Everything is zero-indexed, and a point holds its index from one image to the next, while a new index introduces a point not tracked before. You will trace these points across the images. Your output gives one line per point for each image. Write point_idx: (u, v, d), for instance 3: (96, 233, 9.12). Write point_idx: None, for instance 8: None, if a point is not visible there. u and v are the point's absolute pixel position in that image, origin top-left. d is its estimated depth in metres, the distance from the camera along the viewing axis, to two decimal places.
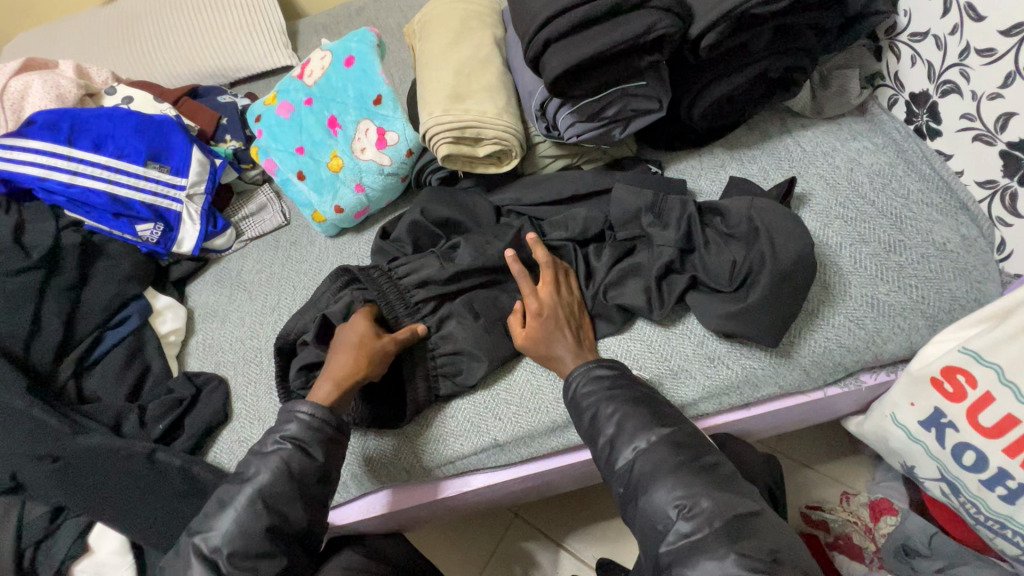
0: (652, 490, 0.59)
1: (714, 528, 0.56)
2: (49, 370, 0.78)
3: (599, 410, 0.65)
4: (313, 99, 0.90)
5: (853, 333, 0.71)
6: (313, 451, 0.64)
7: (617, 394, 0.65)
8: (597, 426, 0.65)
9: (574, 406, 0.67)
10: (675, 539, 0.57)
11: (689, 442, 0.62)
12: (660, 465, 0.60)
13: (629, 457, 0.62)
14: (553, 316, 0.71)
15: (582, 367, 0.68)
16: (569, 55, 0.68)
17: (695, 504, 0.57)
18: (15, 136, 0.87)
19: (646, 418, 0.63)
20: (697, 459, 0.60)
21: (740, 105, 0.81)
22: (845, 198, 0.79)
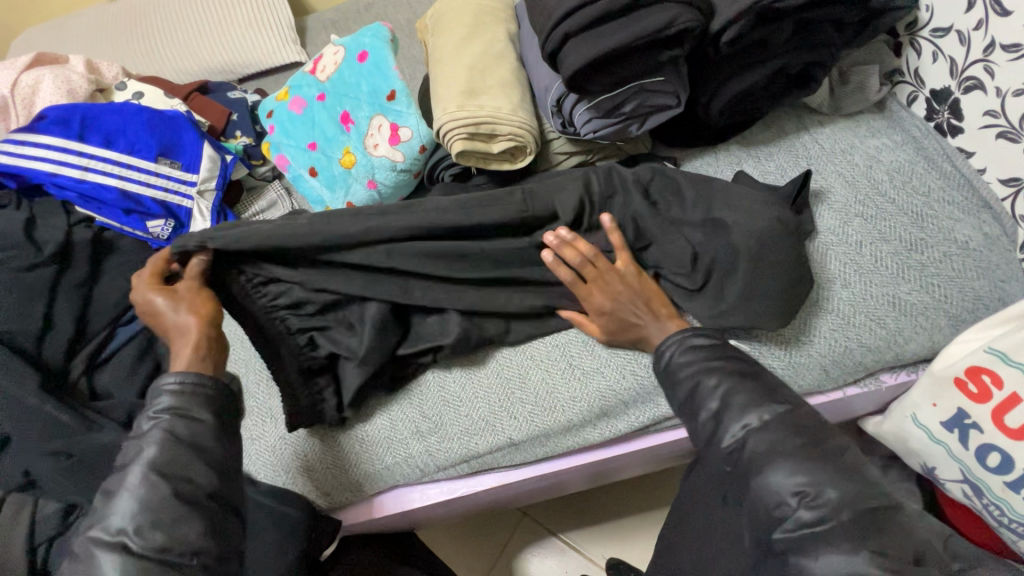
0: (764, 472, 0.51)
1: (841, 521, 0.47)
2: (61, 366, 0.78)
3: (701, 381, 0.58)
4: (326, 95, 0.90)
5: (874, 333, 0.71)
6: (196, 414, 0.58)
7: (719, 365, 0.58)
8: (698, 400, 0.57)
9: (668, 378, 0.61)
10: (794, 529, 0.49)
11: (811, 424, 0.53)
12: (776, 445, 0.51)
13: (737, 435, 0.54)
14: (619, 306, 0.69)
15: (673, 337, 0.62)
16: (588, 49, 0.67)
17: (821, 494, 0.48)
18: (26, 132, 0.87)
19: (758, 394, 0.55)
20: (819, 443, 0.51)
21: (759, 101, 0.80)
22: (865, 195, 0.78)
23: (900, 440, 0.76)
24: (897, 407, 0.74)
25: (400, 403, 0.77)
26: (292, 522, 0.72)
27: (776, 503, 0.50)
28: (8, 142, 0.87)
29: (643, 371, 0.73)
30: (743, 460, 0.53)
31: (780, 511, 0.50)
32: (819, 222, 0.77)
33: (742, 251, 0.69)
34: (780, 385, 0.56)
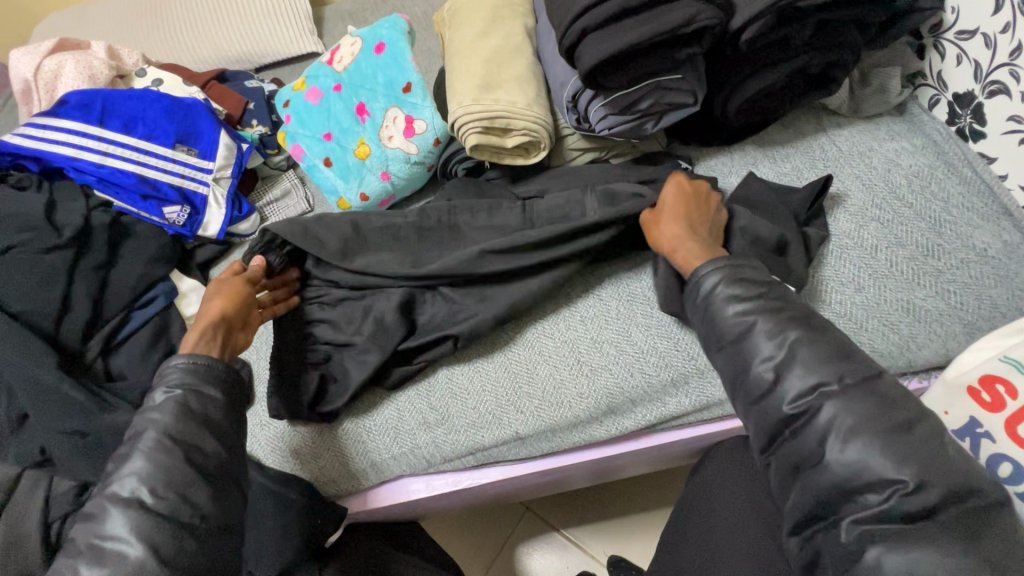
0: (850, 450, 0.51)
1: (939, 519, 0.48)
2: (78, 347, 0.79)
3: (756, 325, 0.58)
4: (342, 86, 0.90)
5: (887, 339, 0.70)
6: (207, 391, 0.60)
7: (777, 309, 0.58)
8: (753, 346, 0.57)
9: (714, 308, 0.61)
10: (877, 518, 0.49)
11: (898, 400, 0.52)
12: (862, 420, 0.51)
13: (808, 398, 0.54)
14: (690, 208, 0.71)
15: (717, 264, 0.62)
16: (606, 45, 0.67)
17: (918, 488, 0.48)
18: (48, 116, 0.89)
19: (827, 353, 0.55)
20: (906, 427, 0.51)
21: (777, 101, 0.79)
22: (881, 199, 0.77)
23: None
24: None
25: (407, 395, 0.77)
26: (300, 508, 0.73)
27: (861, 488, 0.50)
28: (31, 126, 0.89)
29: (651, 370, 0.73)
30: (817, 430, 0.53)
31: (862, 497, 0.50)
32: (834, 225, 0.77)
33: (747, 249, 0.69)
34: (848, 344, 0.56)
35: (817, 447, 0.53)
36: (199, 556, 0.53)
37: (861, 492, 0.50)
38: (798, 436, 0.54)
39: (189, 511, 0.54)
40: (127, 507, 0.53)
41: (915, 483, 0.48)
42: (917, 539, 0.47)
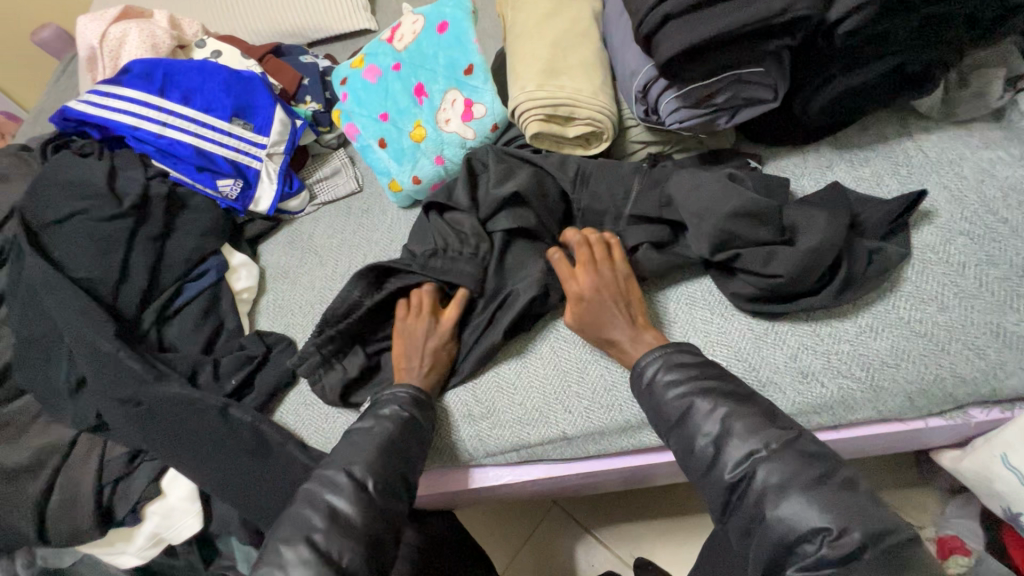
0: (783, 507, 0.52)
1: (865, 560, 0.47)
2: (135, 317, 0.80)
3: (696, 405, 0.60)
4: (401, 65, 0.87)
5: (971, 364, 0.65)
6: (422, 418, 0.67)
7: (711, 387, 0.60)
8: (694, 424, 0.60)
9: (655, 397, 0.63)
10: (814, 568, 0.49)
11: (818, 452, 0.55)
12: (789, 478, 0.53)
13: (743, 466, 0.56)
14: (600, 295, 0.69)
15: (654, 352, 0.64)
16: (688, 34, 0.63)
17: (845, 534, 0.49)
18: (111, 84, 0.90)
19: (757, 420, 0.57)
20: (830, 475, 0.52)
21: (863, 102, 0.74)
22: (973, 212, 0.72)
23: (982, 480, 0.73)
24: (984, 444, 0.71)
25: (453, 386, 0.76)
26: None
27: (797, 541, 0.51)
28: (94, 93, 0.89)
29: None
30: (755, 492, 0.54)
31: (801, 549, 0.51)
32: (917, 238, 0.71)
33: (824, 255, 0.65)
34: (772, 408, 0.59)
35: (755, 508, 0.54)
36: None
37: (798, 545, 0.50)
38: (740, 499, 0.56)
39: None
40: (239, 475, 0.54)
41: (838, 528, 0.49)
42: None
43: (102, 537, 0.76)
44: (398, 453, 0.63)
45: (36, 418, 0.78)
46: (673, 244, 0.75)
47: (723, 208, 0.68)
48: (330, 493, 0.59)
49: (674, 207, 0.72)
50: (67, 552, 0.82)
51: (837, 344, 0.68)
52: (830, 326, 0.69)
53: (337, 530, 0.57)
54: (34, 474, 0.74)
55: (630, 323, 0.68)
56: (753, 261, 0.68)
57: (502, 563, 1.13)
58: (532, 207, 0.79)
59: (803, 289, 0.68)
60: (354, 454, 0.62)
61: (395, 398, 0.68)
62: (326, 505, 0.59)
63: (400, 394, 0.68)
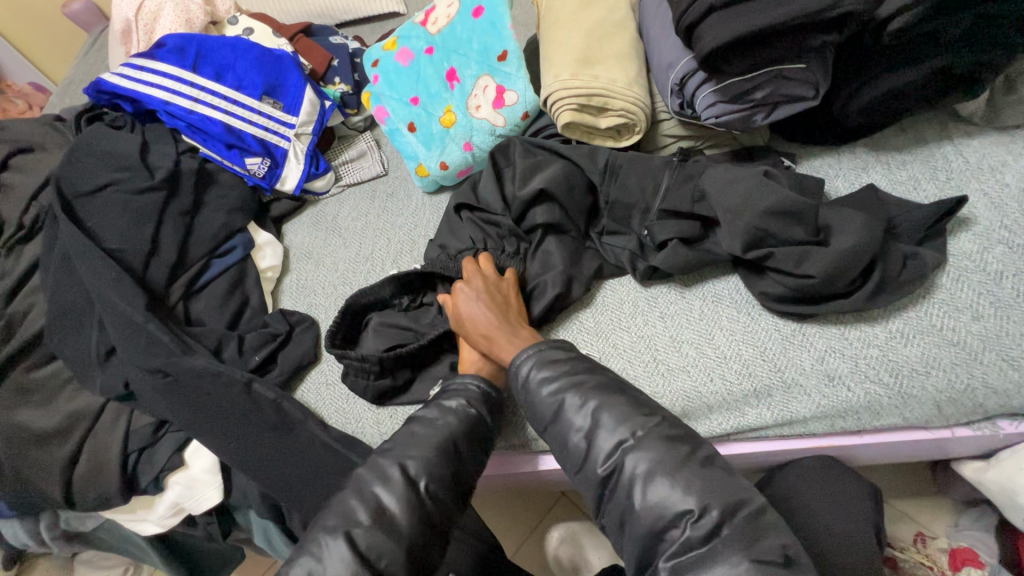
0: (650, 493, 0.55)
1: (723, 535, 0.52)
2: (162, 290, 0.81)
3: (566, 400, 0.62)
4: (434, 49, 0.87)
5: (1004, 375, 0.64)
6: (483, 412, 0.66)
7: (581, 381, 0.63)
8: (568, 419, 0.62)
9: (531, 394, 0.64)
10: (681, 549, 0.53)
11: (680, 434, 0.58)
12: (656, 464, 0.56)
13: (612, 457, 0.58)
14: (476, 296, 0.72)
15: (530, 350, 0.66)
16: (732, 26, 0.61)
17: (704, 514, 0.53)
18: (146, 58, 0.90)
19: (624, 409, 0.60)
20: (694, 452, 0.57)
21: (903, 104, 0.72)
22: (1014, 220, 0.70)
23: (1005, 492, 0.72)
24: (1009, 457, 0.71)
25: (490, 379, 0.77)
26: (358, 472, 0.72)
27: (665, 527, 0.54)
28: (128, 65, 0.90)
29: (732, 376, 0.70)
30: (625, 482, 0.57)
31: (669, 535, 0.55)
32: (954, 244, 0.70)
33: (860, 257, 0.63)
34: (642, 396, 0.62)
35: (627, 496, 0.57)
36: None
37: (665, 531, 0.54)
38: (612, 490, 0.58)
39: None
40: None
41: (699, 508, 0.53)
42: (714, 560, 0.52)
43: (125, 504, 0.77)
44: (453, 449, 0.63)
45: (65, 384, 0.79)
46: (703, 240, 0.75)
47: (756, 207, 0.67)
48: (380, 486, 0.60)
49: (710, 200, 0.71)
50: (89, 517, 0.83)
51: (865, 349, 0.67)
52: (859, 331, 0.68)
53: (378, 529, 0.58)
54: (62, 438, 0.75)
55: (503, 320, 0.70)
56: (786, 260, 0.67)
57: (510, 550, 1.14)
58: (564, 198, 0.78)
59: (835, 292, 0.67)
60: (410, 448, 0.62)
61: (463, 389, 0.67)
62: (370, 499, 0.59)
63: (470, 386, 0.68)
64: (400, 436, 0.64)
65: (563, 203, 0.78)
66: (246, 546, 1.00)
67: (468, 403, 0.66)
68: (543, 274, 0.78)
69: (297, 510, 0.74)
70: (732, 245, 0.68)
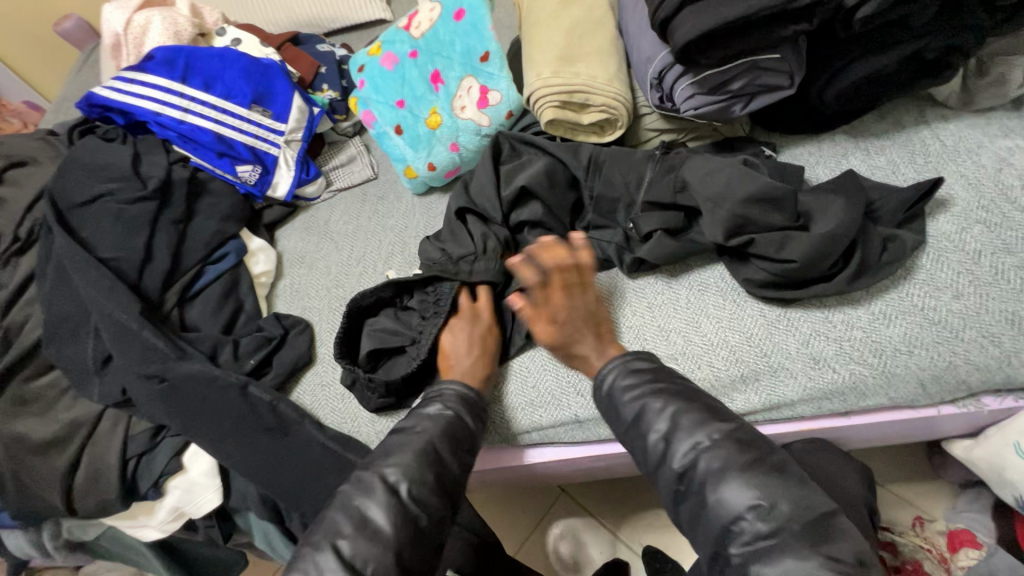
0: (722, 490, 0.56)
1: (792, 531, 0.52)
2: (158, 297, 0.83)
3: (647, 405, 0.63)
4: (418, 52, 0.88)
5: (985, 351, 0.65)
6: (463, 416, 0.67)
7: (664, 387, 0.64)
8: (646, 423, 0.62)
9: (615, 400, 0.66)
10: (751, 541, 0.54)
11: (752, 439, 0.59)
12: (727, 462, 0.57)
13: (688, 455, 0.59)
14: (573, 318, 0.71)
15: (614, 360, 0.67)
16: (704, 18, 0.63)
17: (774, 507, 0.54)
18: (136, 71, 0.92)
19: (702, 414, 0.61)
20: (765, 458, 0.57)
21: (880, 90, 0.73)
22: (990, 200, 0.71)
23: (994, 470, 0.73)
24: (996, 433, 0.71)
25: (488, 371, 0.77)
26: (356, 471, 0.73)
27: (734, 520, 0.55)
28: (119, 79, 0.92)
29: (719, 363, 0.71)
30: (698, 480, 0.58)
31: (738, 527, 0.55)
32: (933, 226, 0.71)
33: (838, 240, 0.65)
34: (717, 404, 0.62)
35: (699, 492, 0.58)
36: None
37: (734, 523, 0.55)
38: (685, 487, 0.59)
39: None
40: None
41: (768, 503, 0.54)
42: (785, 553, 0.52)
43: (125, 510, 0.78)
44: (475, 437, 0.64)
45: (64, 393, 0.80)
46: (687, 231, 0.76)
47: (735, 195, 0.68)
48: (397, 473, 0.62)
49: (692, 190, 0.72)
50: (90, 524, 0.84)
51: (849, 331, 0.68)
52: (842, 313, 0.69)
53: (387, 526, 0.59)
54: (62, 447, 0.76)
55: (599, 343, 0.71)
56: (767, 247, 0.68)
57: (512, 548, 1.15)
58: (546, 197, 0.79)
59: (816, 275, 0.68)
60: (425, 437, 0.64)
61: (448, 393, 0.68)
62: (368, 493, 0.61)
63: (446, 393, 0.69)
64: (402, 434, 0.65)
65: (541, 197, 0.80)
66: (249, 552, 1.01)
67: (445, 406, 0.67)
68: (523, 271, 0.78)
69: (296, 511, 0.74)
70: (714, 232, 0.70)
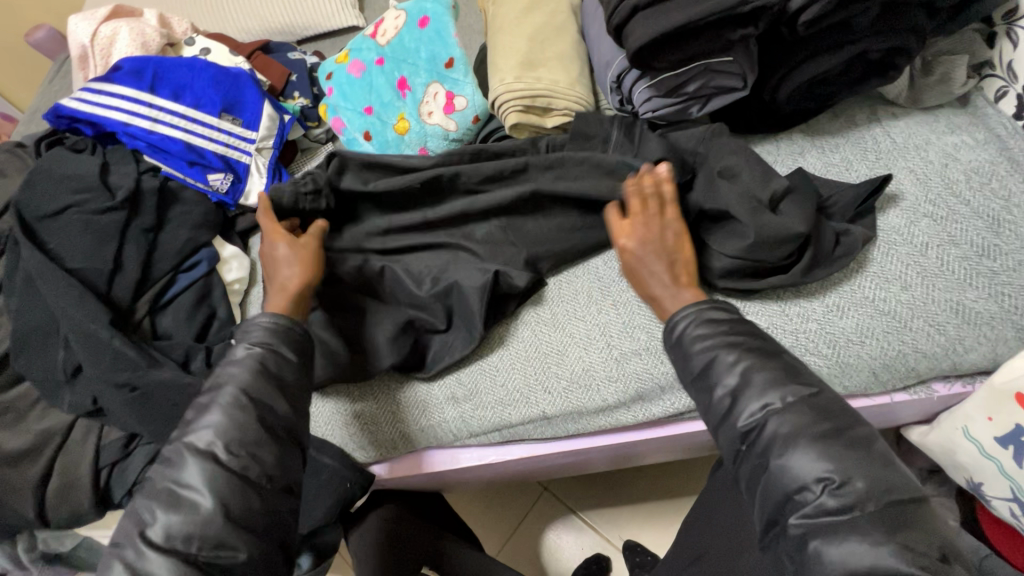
0: (789, 458, 0.52)
1: (865, 511, 0.48)
2: (129, 306, 0.83)
3: (719, 357, 0.58)
4: (384, 59, 0.90)
5: (931, 340, 0.68)
6: (283, 352, 0.63)
7: (738, 341, 0.59)
8: (715, 375, 0.58)
9: (683, 349, 0.61)
10: (816, 514, 0.50)
11: (833, 410, 0.53)
12: (800, 429, 0.52)
13: (756, 415, 0.54)
14: (645, 248, 0.68)
15: (688, 309, 0.63)
16: (656, 23, 0.65)
17: (847, 482, 0.49)
18: (103, 81, 0.92)
19: (778, 373, 0.56)
20: (843, 431, 0.52)
21: (831, 89, 0.76)
22: (936, 195, 0.74)
23: (947, 453, 0.76)
24: (947, 418, 0.75)
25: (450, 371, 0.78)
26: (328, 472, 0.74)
27: (798, 489, 0.51)
28: (86, 90, 0.92)
29: None
30: (764, 444, 0.54)
31: (801, 497, 0.51)
32: (883, 220, 0.74)
33: (789, 236, 0.67)
34: (798, 366, 0.57)
35: (761, 457, 0.54)
36: (261, 511, 0.55)
37: (799, 492, 0.51)
38: (749, 449, 0.55)
39: (254, 459, 0.57)
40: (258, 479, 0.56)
41: (841, 477, 0.50)
42: (850, 531, 0.48)
43: (100, 520, 0.78)
44: None
45: (35, 404, 0.81)
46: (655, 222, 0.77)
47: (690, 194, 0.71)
48: None
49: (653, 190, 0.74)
50: (66, 535, 0.85)
51: (805, 323, 0.70)
52: (798, 306, 0.71)
53: None
54: (34, 457, 0.77)
55: (672, 279, 0.67)
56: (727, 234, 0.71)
57: (495, 547, 1.16)
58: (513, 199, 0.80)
59: (771, 267, 0.71)
60: None
61: (255, 326, 0.64)
62: None
63: (261, 323, 0.64)
64: None
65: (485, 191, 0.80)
66: None
67: (252, 344, 0.62)
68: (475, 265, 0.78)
69: None
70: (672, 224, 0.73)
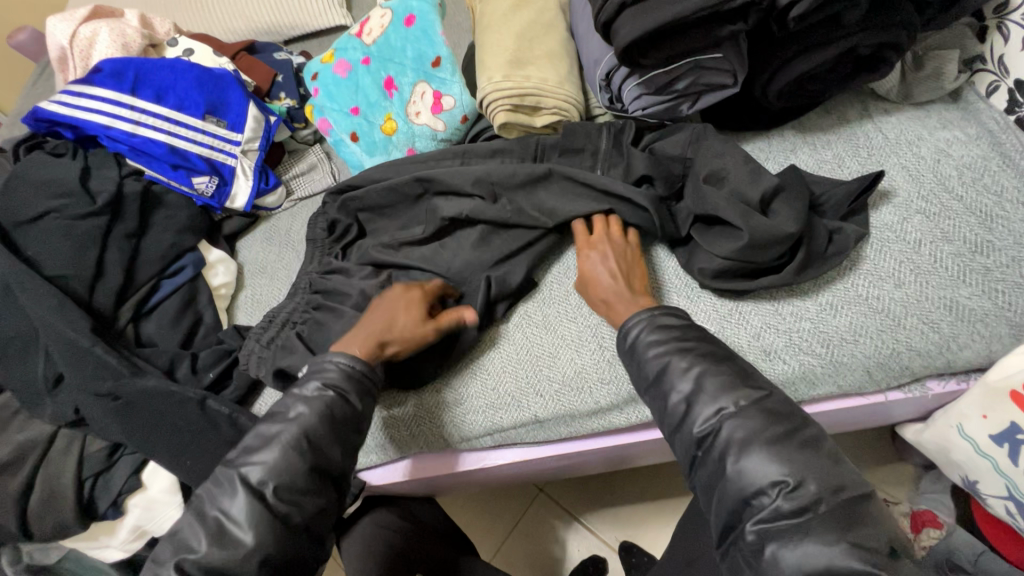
0: (744, 461, 0.53)
1: (818, 512, 0.50)
2: (111, 314, 0.82)
3: (672, 363, 0.59)
4: (371, 59, 0.89)
5: (926, 338, 0.67)
6: (351, 399, 0.63)
7: (690, 347, 0.60)
8: (669, 382, 0.59)
9: (637, 356, 0.62)
10: (770, 518, 0.51)
11: (784, 411, 0.55)
12: (754, 433, 0.53)
13: (711, 420, 0.56)
14: (602, 261, 0.71)
15: (641, 314, 0.63)
16: (643, 21, 0.64)
17: (801, 485, 0.50)
18: (83, 83, 0.90)
19: (730, 378, 0.57)
20: (796, 432, 0.53)
21: (821, 86, 0.75)
22: (929, 190, 0.74)
23: (941, 451, 0.76)
24: (942, 416, 0.74)
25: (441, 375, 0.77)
26: None
27: (755, 493, 0.52)
28: (66, 92, 0.90)
29: None
30: (719, 448, 0.55)
31: (757, 501, 0.52)
32: (875, 217, 0.73)
33: (780, 235, 0.67)
34: (748, 369, 0.59)
35: (718, 461, 0.54)
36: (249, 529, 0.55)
37: (755, 497, 0.51)
38: (704, 454, 0.56)
39: None
40: (251, 499, 0.57)
41: (795, 480, 0.51)
42: (804, 535, 0.49)
43: (85, 532, 0.76)
44: None
45: (16, 415, 0.79)
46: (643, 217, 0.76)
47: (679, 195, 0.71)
48: None
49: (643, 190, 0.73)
50: (51, 547, 0.84)
51: (798, 323, 0.70)
52: (792, 305, 0.70)
53: None
54: (14, 469, 0.75)
55: (625, 285, 0.68)
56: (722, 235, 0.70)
57: (491, 549, 1.15)
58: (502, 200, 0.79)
59: (765, 266, 0.69)
60: None
61: (329, 365, 0.64)
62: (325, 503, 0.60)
63: (339, 364, 0.64)
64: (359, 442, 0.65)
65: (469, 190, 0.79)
66: None
67: (325, 386, 0.62)
68: (464, 269, 0.77)
69: None
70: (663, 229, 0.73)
